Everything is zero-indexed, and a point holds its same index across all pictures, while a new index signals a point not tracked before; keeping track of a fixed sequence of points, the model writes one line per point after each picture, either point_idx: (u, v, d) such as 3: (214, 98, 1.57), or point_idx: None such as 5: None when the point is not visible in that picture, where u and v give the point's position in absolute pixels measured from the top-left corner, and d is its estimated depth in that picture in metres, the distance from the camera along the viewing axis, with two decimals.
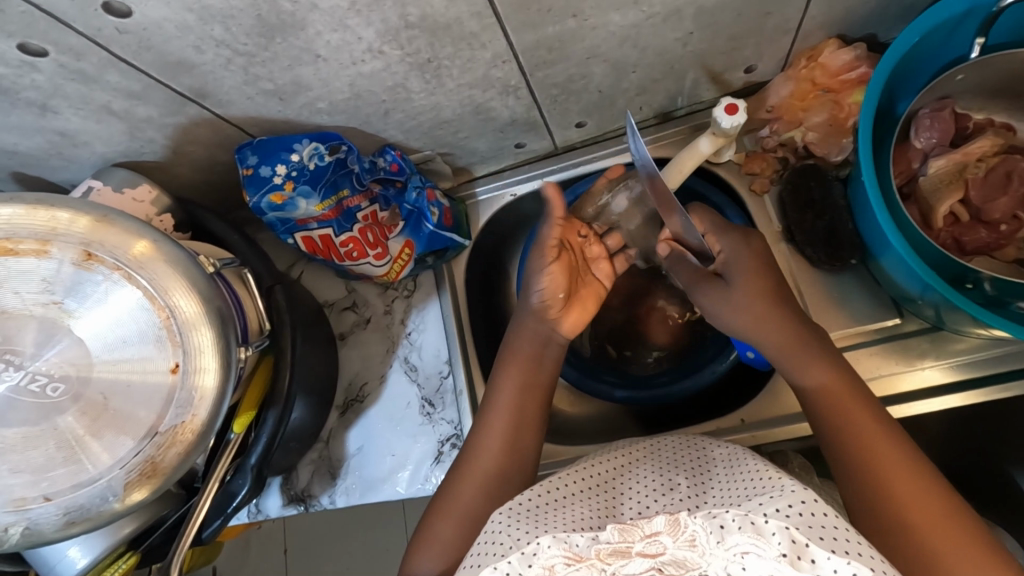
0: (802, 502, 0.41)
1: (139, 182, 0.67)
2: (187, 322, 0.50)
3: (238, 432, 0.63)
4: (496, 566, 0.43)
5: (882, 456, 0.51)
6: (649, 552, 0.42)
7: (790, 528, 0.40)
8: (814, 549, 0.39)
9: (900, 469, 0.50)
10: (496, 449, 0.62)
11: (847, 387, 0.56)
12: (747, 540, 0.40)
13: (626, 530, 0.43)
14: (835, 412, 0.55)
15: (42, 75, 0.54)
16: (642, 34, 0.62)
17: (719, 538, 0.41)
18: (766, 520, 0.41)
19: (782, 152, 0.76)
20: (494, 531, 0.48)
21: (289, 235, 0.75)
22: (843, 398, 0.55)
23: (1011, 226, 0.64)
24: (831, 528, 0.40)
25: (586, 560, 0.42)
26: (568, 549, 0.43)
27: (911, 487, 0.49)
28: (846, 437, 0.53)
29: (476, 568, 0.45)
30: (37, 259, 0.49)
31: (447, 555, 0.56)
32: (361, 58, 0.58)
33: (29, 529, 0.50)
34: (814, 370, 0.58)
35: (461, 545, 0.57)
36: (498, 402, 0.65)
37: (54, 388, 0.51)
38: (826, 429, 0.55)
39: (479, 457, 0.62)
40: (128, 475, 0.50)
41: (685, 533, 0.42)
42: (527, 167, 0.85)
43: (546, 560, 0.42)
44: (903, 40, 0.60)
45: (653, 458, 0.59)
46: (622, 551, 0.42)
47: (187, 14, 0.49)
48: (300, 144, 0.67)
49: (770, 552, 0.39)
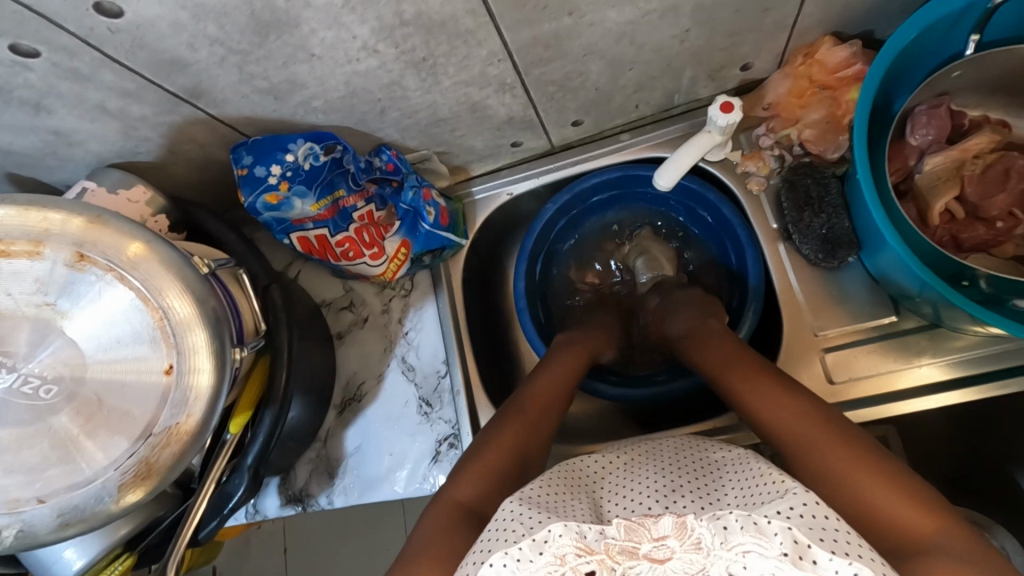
0: (803, 505, 0.42)
1: (133, 183, 0.66)
2: (181, 323, 0.50)
3: (233, 433, 0.63)
4: (507, 553, 0.43)
5: (829, 450, 0.51)
6: (656, 556, 0.42)
7: (792, 529, 0.40)
8: (817, 550, 0.39)
9: (850, 458, 0.49)
10: (540, 414, 0.64)
11: (750, 363, 0.62)
12: (750, 540, 0.40)
13: (632, 529, 0.43)
14: (781, 420, 0.55)
15: (35, 74, 0.54)
16: (638, 31, 0.61)
17: (723, 539, 0.41)
18: (769, 521, 0.41)
19: (779, 151, 0.75)
20: (506, 518, 0.47)
21: (286, 235, 0.74)
22: (787, 405, 0.56)
23: (1007, 223, 0.64)
24: (833, 531, 0.41)
25: (596, 553, 0.42)
26: (579, 540, 0.43)
27: (864, 472, 0.48)
28: (795, 439, 0.53)
29: (484, 555, 0.45)
30: (30, 261, 0.49)
31: (478, 491, 0.56)
32: (356, 56, 0.57)
33: (23, 531, 0.50)
34: (753, 388, 0.59)
35: (492, 485, 0.57)
36: (541, 377, 0.69)
37: (47, 390, 0.50)
38: (775, 434, 0.55)
39: (521, 413, 0.64)
40: (123, 476, 0.50)
41: (692, 536, 0.42)
42: (524, 166, 0.85)
43: (557, 549, 0.43)
44: (898, 37, 0.60)
45: (653, 458, 0.58)
46: (630, 551, 0.42)
47: (180, 12, 0.49)
48: (296, 145, 0.67)
49: (772, 552, 0.39)
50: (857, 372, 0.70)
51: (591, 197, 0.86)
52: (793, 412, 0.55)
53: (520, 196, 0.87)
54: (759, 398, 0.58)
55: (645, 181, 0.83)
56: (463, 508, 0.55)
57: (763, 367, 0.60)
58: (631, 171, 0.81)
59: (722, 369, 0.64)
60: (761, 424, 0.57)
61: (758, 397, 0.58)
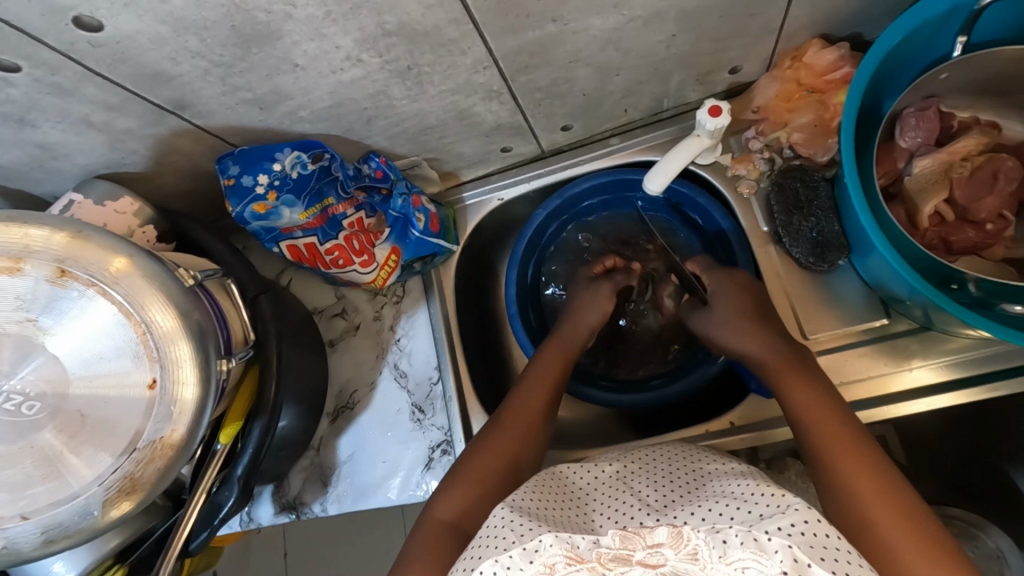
0: (805, 522, 0.41)
1: (121, 195, 0.66)
2: (165, 336, 0.50)
3: (224, 442, 0.63)
4: (497, 560, 0.44)
5: (857, 468, 0.51)
6: (649, 562, 0.41)
7: (792, 547, 0.39)
8: (816, 568, 0.39)
9: (878, 483, 0.49)
10: (525, 425, 0.64)
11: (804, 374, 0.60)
12: (750, 556, 0.40)
13: (627, 537, 0.42)
14: (818, 422, 0.55)
15: (17, 89, 0.54)
16: (624, 37, 0.61)
17: (722, 553, 0.41)
18: (769, 538, 0.40)
19: (769, 153, 0.75)
20: (496, 526, 0.47)
21: (275, 244, 0.74)
22: (830, 409, 0.56)
23: (997, 225, 0.64)
24: (833, 550, 0.40)
25: (586, 561, 0.42)
26: (569, 549, 0.43)
27: (880, 498, 0.49)
28: (828, 443, 0.53)
29: (476, 560, 0.46)
30: (11, 277, 0.49)
31: (464, 509, 0.56)
32: (340, 66, 0.57)
33: (7, 548, 0.50)
34: (800, 390, 0.58)
35: (476, 504, 0.57)
36: (531, 382, 0.68)
37: (30, 406, 0.51)
38: (806, 436, 0.55)
39: (502, 433, 0.63)
40: (106, 492, 0.50)
41: (687, 546, 0.41)
42: (514, 171, 0.85)
43: (548, 558, 0.42)
44: (882, 42, 0.60)
45: (648, 471, 0.57)
46: (623, 558, 0.41)
47: (161, 26, 0.49)
48: (282, 153, 0.66)
49: (771, 570, 0.39)
50: (849, 376, 0.69)
51: (581, 202, 0.86)
52: (830, 420, 0.55)
53: (511, 202, 0.87)
54: (802, 395, 0.58)
55: (635, 185, 0.83)
56: (447, 526, 0.55)
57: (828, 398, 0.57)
58: (619, 176, 0.82)
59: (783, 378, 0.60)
60: (794, 424, 0.57)
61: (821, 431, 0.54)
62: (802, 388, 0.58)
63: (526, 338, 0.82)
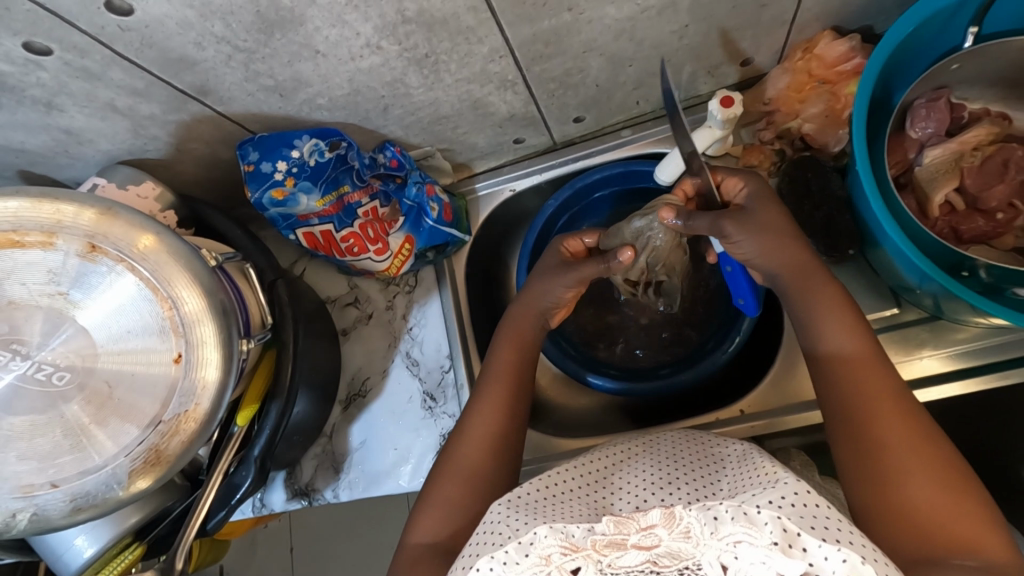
0: (794, 493, 0.40)
1: (142, 179, 0.68)
2: (190, 316, 0.51)
3: (241, 425, 0.64)
4: (493, 555, 0.41)
5: (899, 457, 0.48)
6: (644, 544, 0.39)
7: (781, 517, 0.37)
8: (807, 537, 0.37)
9: (919, 470, 0.47)
10: (485, 438, 0.61)
11: (859, 359, 0.54)
12: (741, 529, 0.37)
13: (621, 522, 0.40)
14: (857, 403, 0.52)
15: (47, 73, 0.55)
16: (638, 27, 0.62)
17: (713, 529, 0.38)
18: (759, 510, 0.38)
19: (779, 145, 0.76)
20: (493, 521, 0.46)
21: (291, 231, 0.76)
22: (876, 391, 0.52)
23: (1008, 215, 0.64)
24: (824, 518, 0.39)
25: (582, 550, 0.39)
26: (565, 539, 0.40)
27: (925, 477, 0.47)
28: (865, 431, 0.50)
29: (473, 558, 0.43)
30: (43, 251, 0.51)
31: (443, 530, 0.55)
32: (359, 53, 0.58)
33: (37, 516, 0.51)
34: (854, 374, 0.53)
35: (459, 523, 0.56)
36: (492, 387, 0.65)
37: (60, 377, 0.52)
38: (838, 420, 0.53)
39: (473, 438, 0.62)
40: (133, 463, 0.51)
41: (680, 524, 0.39)
42: (527, 162, 0.86)
43: (543, 549, 0.40)
44: (895, 31, 0.61)
45: (652, 451, 0.59)
46: (618, 542, 0.40)
47: (187, 10, 0.50)
48: (301, 140, 0.67)
49: (762, 541, 0.37)
50: None
51: (592, 193, 0.86)
52: (880, 400, 0.51)
53: (523, 193, 0.88)
54: (843, 376, 0.53)
55: (647, 177, 0.83)
56: (431, 547, 0.54)
57: (880, 380, 0.52)
58: (630, 167, 0.81)
59: (836, 360, 0.54)
60: (827, 406, 0.54)
61: (867, 408, 0.51)
62: (847, 369, 0.53)
63: (525, 283, 0.84)
